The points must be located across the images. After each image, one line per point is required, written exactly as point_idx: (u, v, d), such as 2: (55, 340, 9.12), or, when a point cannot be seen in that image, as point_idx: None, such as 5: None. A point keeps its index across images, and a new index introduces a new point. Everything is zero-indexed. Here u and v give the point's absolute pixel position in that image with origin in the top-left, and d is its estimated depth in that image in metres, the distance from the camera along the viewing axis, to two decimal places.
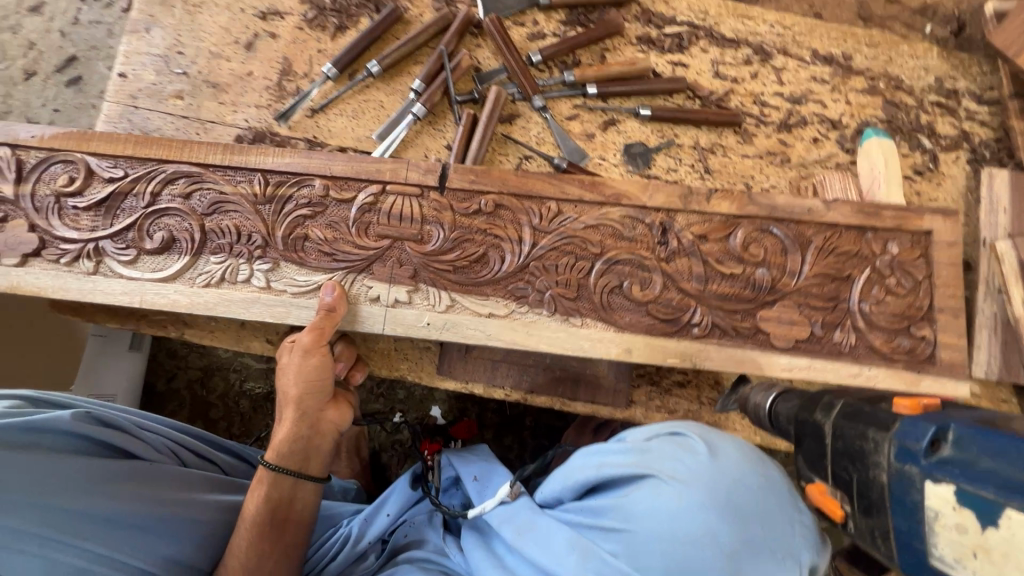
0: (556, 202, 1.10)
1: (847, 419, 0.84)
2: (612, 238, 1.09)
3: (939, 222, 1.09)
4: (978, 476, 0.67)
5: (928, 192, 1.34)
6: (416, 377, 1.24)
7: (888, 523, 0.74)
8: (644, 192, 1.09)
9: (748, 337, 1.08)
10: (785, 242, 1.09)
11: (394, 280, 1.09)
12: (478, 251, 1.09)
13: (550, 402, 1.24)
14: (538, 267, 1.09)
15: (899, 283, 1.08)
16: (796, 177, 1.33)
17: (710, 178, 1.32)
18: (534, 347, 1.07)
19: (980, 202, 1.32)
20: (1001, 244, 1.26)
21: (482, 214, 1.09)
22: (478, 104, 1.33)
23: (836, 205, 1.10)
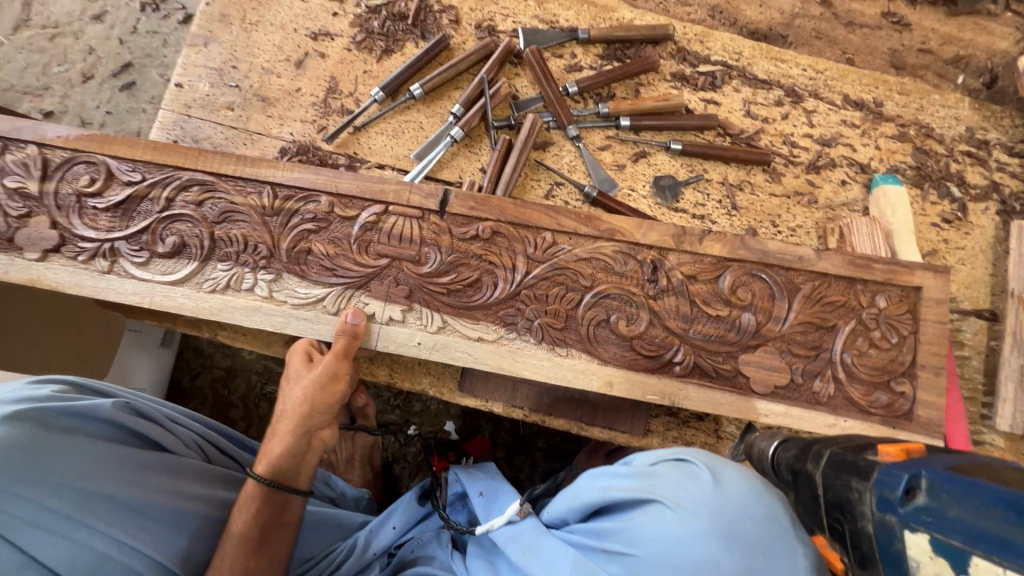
0: (552, 233, 1.10)
1: (833, 469, 0.86)
2: (603, 272, 1.10)
3: (930, 278, 1.09)
4: (951, 525, 0.67)
5: (955, 240, 1.35)
6: (438, 394, 1.26)
7: (880, 574, 0.75)
8: (638, 231, 1.09)
9: (727, 379, 1.10)
10: (773, 288, 1.09)
11: (390, 299, 1.10)
12: (472, 276, 1.10)
13: (567, 425, 1.25)
14: (528, 296, 1.10)
15: (884, 337, 1.08)
16: (822, 218, 1.35)
17: (737, 214, 1.34)
18: (517, 373, 1.08)
19: (1009, 253, 1.32)
20: None
21: (479, 240, 1.10)
22: (513, 130, 1.37)
23: (826, 255, 1.09)
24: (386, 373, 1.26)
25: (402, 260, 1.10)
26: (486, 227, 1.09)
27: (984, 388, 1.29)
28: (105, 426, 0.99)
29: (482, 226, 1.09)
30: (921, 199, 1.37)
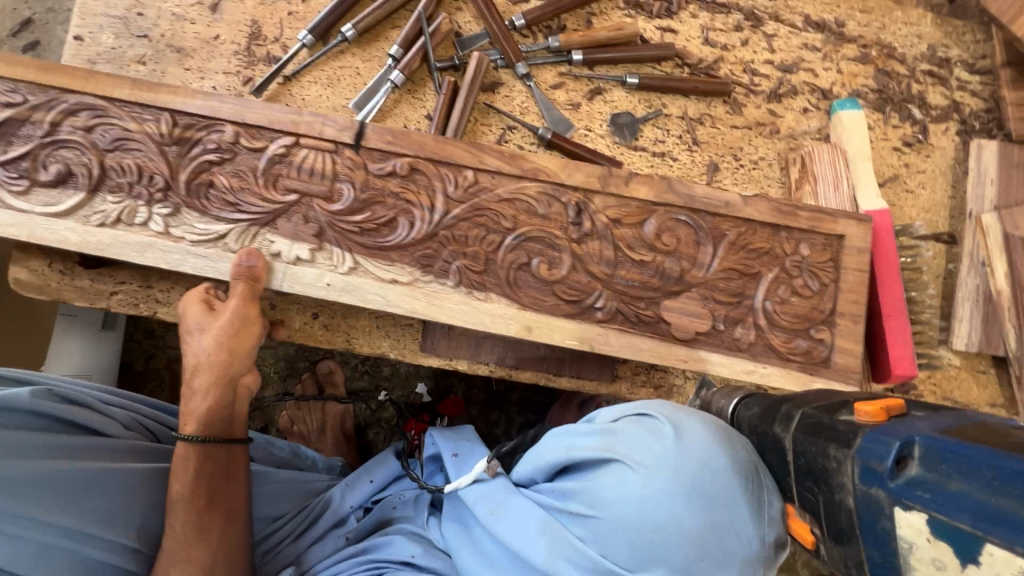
0: (474, 171, 1.05)
1: (807, 434, 0.77)
2: (526, 214, 1.06)
3: (853, 227, 1.09)
4: (950, 502, 0.58)
5: (916, 164, 1.33)
6: (399, 355, 1.22)
7: (862, 553, 0.67)
8: (563, 171, 1.06)
9: (650, 325, 1.08)
10: (698, 232, 1.08)
11: (298, 238, 1.04)
12: (387, 216, 1.04)
13: (535, 377, 1.23)
14: (447, 237, 1.05)
15: (805, 285, 1.08)
16: (784, 149, 1.31)
17: (698, 149, 1.29)
18: (433, 316, 1.03)
19: (968, 174, 1.31)
20: (987, 217, 1.27)
21: (396, 177, 1.04)
22: (458, 71, 1.27)
23: (752, 201, 1.08)
24: (343, 339, 1.21)
25: (313, 197, 1.04)
26: (404, 163, 1.04)
27: (942, 311, 1.31)
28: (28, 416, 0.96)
29: (400, 162, 1.04)
30: (883, 124, 1.33)
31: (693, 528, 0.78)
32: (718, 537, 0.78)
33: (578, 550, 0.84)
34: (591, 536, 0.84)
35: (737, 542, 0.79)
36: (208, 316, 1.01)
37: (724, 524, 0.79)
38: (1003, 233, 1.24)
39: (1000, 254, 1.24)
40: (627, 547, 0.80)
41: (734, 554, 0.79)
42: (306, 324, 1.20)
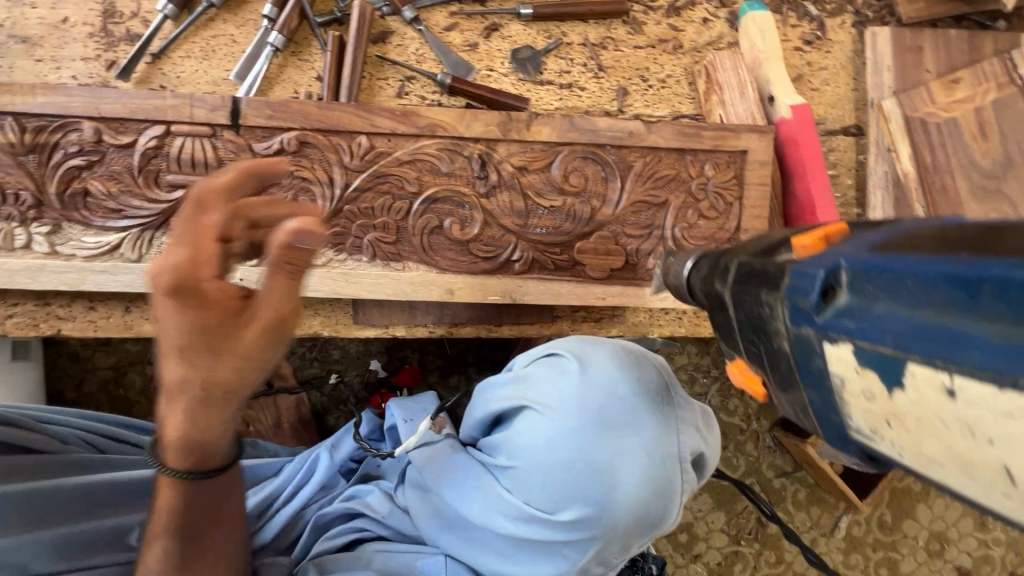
0: (367, 136, 1.03)
1: (739, 282, 0.65)
2: (430, 174, 1.05)
3: (755, 140, 1.10)
4: (876, 325, 0.48)
5: (817, 62, 1.35)
6: (332, 331, 1.18)
7: (803, 396, 0.58)
8: (461, 123, 1.04)
9: (567, 270, 1.10)
10: (605, 169, 1.08)
11: None
12: (286, 197, 1.03)
13: (475, 331, 1.22)
14: (352, 211, 1.05)
15: (710, 207, 1.10)
16: (690, 63, 1.30)
17: (604, 75, 1.27)
18: (354, 294, 1.06)
19: (867, 65, 1.33)
20: (887, 103, 1.30)
21: (287, 153, 1.02)
22: (343, 24, 1.19)
23: (657, 126, 1.08)
24: None
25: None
26: (290, 137, 1.01)
27: (857, 202, 1.35)
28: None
29: (286, 137, 1.01)
30: (782, 25, 1.34)
31: (599, 459, 0.83)
32: (625, 462, 0.83)
33: (505, 499, 0.90)
34: (514, 483, 0.90)
35: (644, 463, 0.84)
36: (194, 321, 0.68)
37: (629, 448, 0.84)
38: (902, 115, 1.28)
39: (902, 136, 1.28)
40: (542, 489, 0.86)
41: (644, 477, 0.84)
42: None
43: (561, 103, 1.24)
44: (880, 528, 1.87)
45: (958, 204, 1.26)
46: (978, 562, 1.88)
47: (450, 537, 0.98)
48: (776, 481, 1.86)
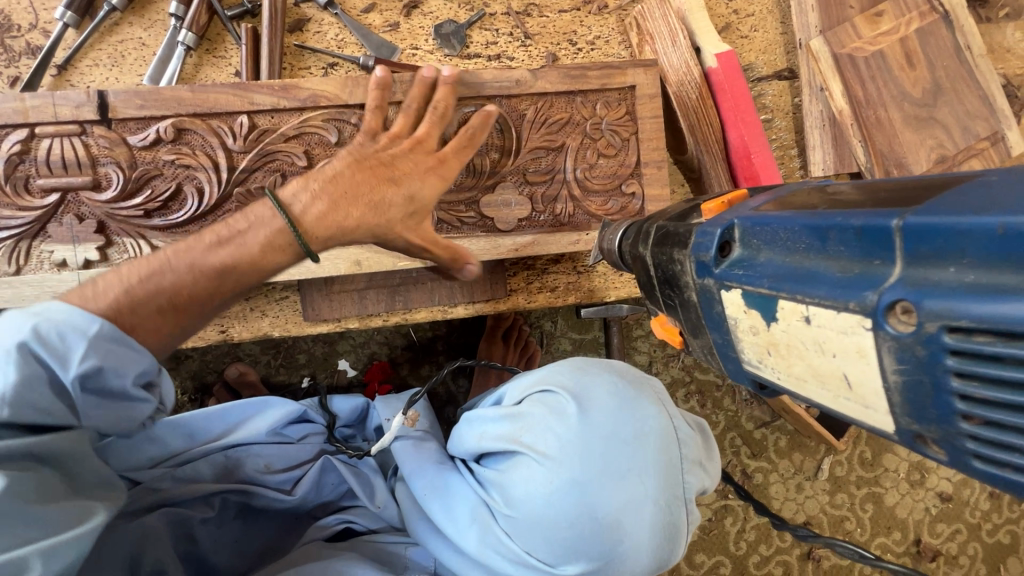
0: (248, 115, 0.97)
1: (659, 244, 0.75)
2: (322, 147, 1.00)
3: (641, 75, 1.05)
4: (757, 271, 0.58)
5: (743, 9, 1.35)
6: (283, 332, 1.15)
7: (708, 339, 0.68)
8: (344, 90, 0.98)
9: (475, 225, 1.05)
10: (500, 118, 1.02)
11: (78, 240, 0.97)
12: (170, 188, 0.97)
13: (430, 314, 1.20)
14: (242, 194, 0.99)
15: (608, 145, 1.06)
16: (617, 22, 1.28)
17: (532, 43, 1.25)
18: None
19: (792, 6, 1.34)
20: (814, 43, 1.30)
21: (165, 142, 0.96)
22: (256, 16, 1.15)
23: (542, 72, 1.03)
24: (216, 329, 1.13)
25: (78, 189, 0.95)
26: (166, 125, 0.95)
27: (796, 143, 1.38)
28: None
29: (161, 125, 0.95)
30: None
31: (604, 512, 0.78)
32: (630, 512, 0.79)
33: (503, 546, 0.84)
34: (513, 531, 0.83)
35: (649, 511, 0.80)
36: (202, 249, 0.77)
37: (634, 498, 0.79)
38: (830, 54, 1.28)
39: (833, 75, 1.28)
40: (545, 541, 0.80)
41: (649, 525, 0.80)
42: None
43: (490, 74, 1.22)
44: (861, 465, 1.91)
45: (894, 135, 1.28)
46: (958, 486, 1.93)
47: (442, 547, 0.91)
48: (756, 432, 1.89)
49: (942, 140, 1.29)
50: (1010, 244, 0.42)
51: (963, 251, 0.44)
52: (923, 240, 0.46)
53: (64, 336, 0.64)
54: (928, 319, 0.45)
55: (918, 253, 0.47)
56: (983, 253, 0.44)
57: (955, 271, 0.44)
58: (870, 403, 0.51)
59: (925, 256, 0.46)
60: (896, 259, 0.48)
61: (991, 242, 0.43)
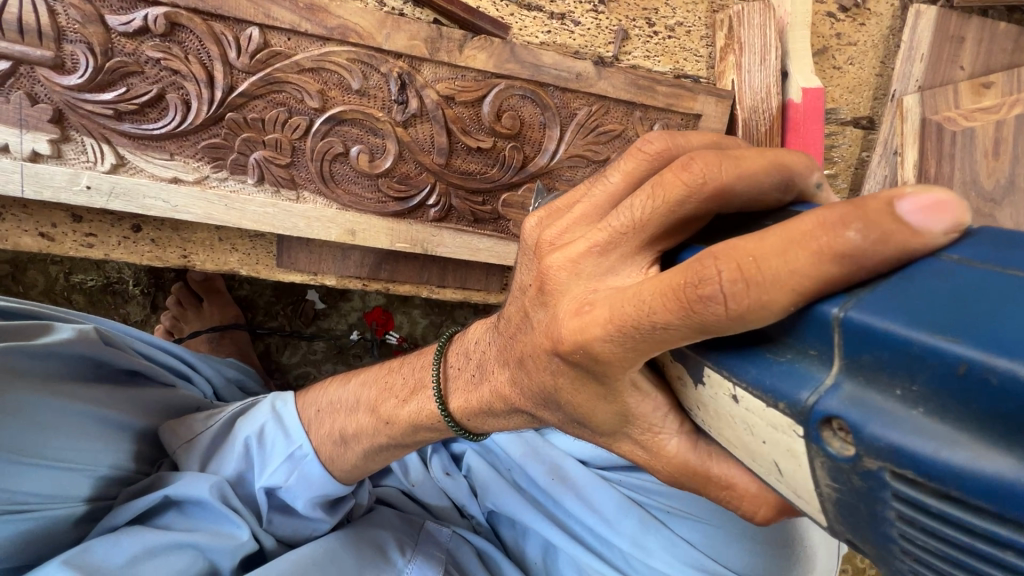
0: (261, 28, 0.87)
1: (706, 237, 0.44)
2: (338, 89, 0.92)
3: (711, 105, 1.02)
4: (787, 371, 0.35)
5: (848, 34, 1.16)
6: (253, 272, 1.04)
7: (678, 383, 0.47)
8: (380, 31, 0.90)
9: (490, 222, 1.03)
10: (543, 114, 0.97)
11: (27, 125, 0.86)
12: (150, 91, 0.88)
13: (415, 290, 1.10)
14: (236, 120, 0.91)
15: None
16: (708, 11, 1.09)
17: (604, 11, 1.06)
18: (235, 222, 0.95)
19: (901, 47, 1.15)
20: (909, 100, 1.15)
21: (154, 35, 0.85)
22: None
23: (607, 72, 0.97)
24: (178, 253, 1.01)
25: (35, 63, 0.83)
26: (157, 14, 0.83)
27: None
28: (64, 359, 0.79)
29: (151, 13, 0.83)
30: None
31: None
32: None
33: None
34: None
35: None
36: (379, 399, 0.77)
37: None
38: (920, 117, 1.15)
39: (915, 141, 1.15)
40: None
41: None
42: (125, 241, 0.99)
43: (549, 36, 1.04)
44: None
45: None
46: None
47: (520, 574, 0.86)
48: None
49: None
50: (977, 390, 0.27)
51: (916, 376, 0.29)
52: (870, 348, 0.31)
53: (277, 439, 0.83)
54: (867, 454, 0.30)
55: None
56: (943, 391, 0.28)
57: (905, 402, 0.29)
58: (798, 491, 0.38)
59: (868, 367, 0.31)
60: (834, 359, 0.33)
61: (950, 382, 0.28)
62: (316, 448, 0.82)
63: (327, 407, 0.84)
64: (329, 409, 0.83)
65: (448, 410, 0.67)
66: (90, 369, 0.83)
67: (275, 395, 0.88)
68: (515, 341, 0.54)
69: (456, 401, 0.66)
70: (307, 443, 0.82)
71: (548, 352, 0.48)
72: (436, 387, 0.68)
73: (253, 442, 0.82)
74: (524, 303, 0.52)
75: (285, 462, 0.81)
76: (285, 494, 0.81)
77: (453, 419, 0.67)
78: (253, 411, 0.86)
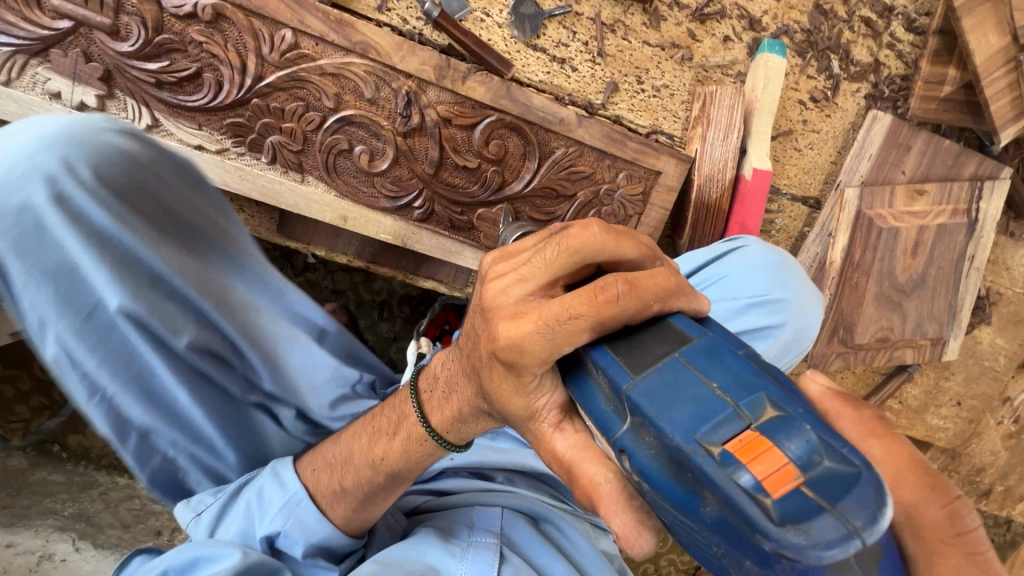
0: (294, 32, 0.99)
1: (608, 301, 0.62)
2: (352, 95, 1.05)
3: (671, 165, 1.15)
4: (604, 415, 0.56)
5: (813, 122, 1.30)
6: (255, 233, 1.20)
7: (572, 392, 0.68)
8: (396, 52, 1.02)
9: (463, 230, 1.19)
10: (526, 147, 1.11)
11: (78, 78, 1.00)
12: (190, 68, 1.01)
13: (391, 273, 1.28)
14: (260, 105, 1.04)
15: (611, 215, 1.18)
16: (692, 79, 1.22)
17: (601, 63, 1.18)
18: (245, 192, 1.10)
19: (854, 144, 1.30)
20: (849, 192, 1.30)
21: (199, 21, 0.98)
22: None
23: (587, 122, 1.10)
24: None
25: (94, 27, 0.96)
26: (206, 4, 0.96)
27: None
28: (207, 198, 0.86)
29: (200, 3, 0.96)
30: (799, 71, 1.26)
31: None
32: None
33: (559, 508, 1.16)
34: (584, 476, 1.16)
35: None
36: (370, 444, 0.93)
37: None
38: (856, 209, 1.30)
39: (846, 227, 1.30)
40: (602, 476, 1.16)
41: None
42: None
43: (547, 76, 1.17)
44: None
45: (859, 304, 1.36)
46: None
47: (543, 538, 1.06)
48: None
49: (894, 324, 1.40)
50: (668, 452, 0.48)
51: (649, 437, 0.50)
52: (634, 415, 0.51)
53: (275, 490, 0.96)
54: (634, 473, 0.53)
55: (705, 487, 0.46)
56: (658, 450, 0.49)
57: (646, 450, 0.50)
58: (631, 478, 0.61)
59: (633, 426, 0.51)
60: (623, 415, 0.53)
61: (660, 446, 0.48)
62: (316, 496, 0.96)
63: (323, 465, 0.98)
64: (324, 466, 0.97)
65: (430, 426, 0.85)
66: (201, 195, 0.86)
67: (277, 459, 1.02)
68: (471, 355, 0.71)
69: (435, 419, 0.85)
70: (301, 490, 0.96)
71: (488, 353, 0.63)
72: (418, 410, 0.86)
73: (254, 496, 0.95)
74: (475, 350, 0.68)
75: (282, 509, 0.95)
76: (286, 537, 0.96)
77: (435, 432, 0.85)
78: (256, 473, 1.00)
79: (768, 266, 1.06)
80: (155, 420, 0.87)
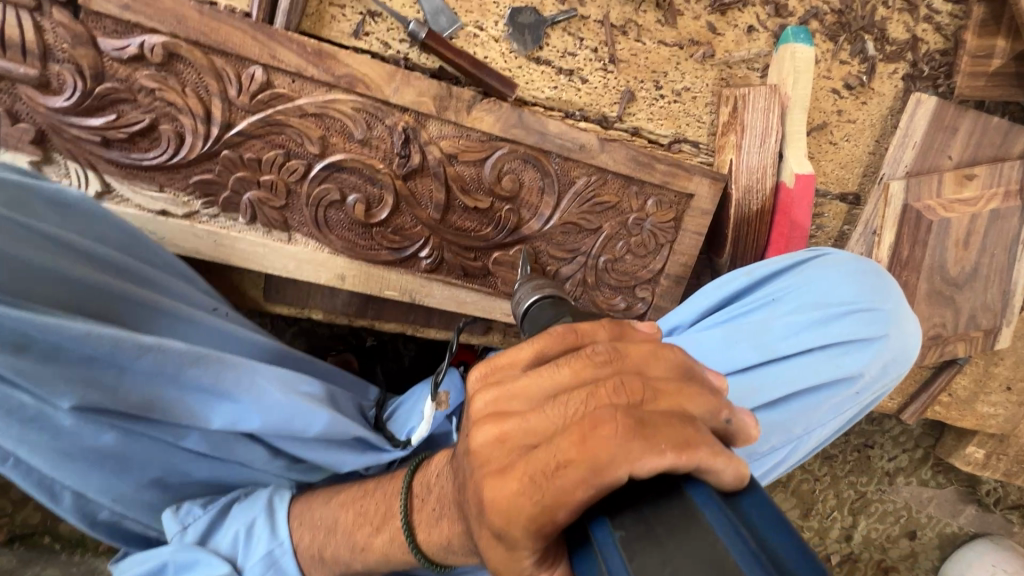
0: (264, 68, 0.84)
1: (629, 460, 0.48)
2: (340, 137, 0.90)
3: (704, 185, 1.03)
4: None
5: (849, 111, 1.17)
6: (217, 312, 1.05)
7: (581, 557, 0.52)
8: (389, 84, 0.87)
9: (477, 277, 1.05)
10: (544, 181, 0.98)
11: (6, 142, 0.83)
12: (141, 122, 0.85)
13: (399, 328, 1.14)
14: (232, 158, 0.89)
15: (641, 244, 1.06)
16: (716, 79, 1.08)
17: (613, 71, 1.04)
18: (223, 258, 0.96)
19: (896, 131, 1.17)
20: (895, 185, 1.18)
21: (150, 64, 0.82)
22: None
23: (610, 146, 0.97)
24: None
25: (18, 80, 0.80)
26: (155, 43, 0.80)
27: None
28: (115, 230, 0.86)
29: (147, 42, 0.80)
30: (831, 56, 1.13)
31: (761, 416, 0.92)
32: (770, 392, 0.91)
33: None
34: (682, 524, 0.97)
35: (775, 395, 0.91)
36: (360, 518, 0.81)
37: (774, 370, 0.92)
38: (902, 203, 1.18)
39: (893, 223, 1.18)
40: None
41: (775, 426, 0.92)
42: None
43: (555, 92, 1.02)
44: None
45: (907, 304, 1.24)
46: None
47: None
48: None
49: (946, 321, 1.27)
50: None
51: None
52: None
53: (263, 535, 0.83)
54: None
55: None
56: None
57: None
58: None
59: None
60: None
61: None
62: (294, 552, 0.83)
63: (309, 522, 0.84)
64: (309, 524, 0.83)
65: (415, 541, 0.72)
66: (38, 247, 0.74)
67: (273, 488, 0.90)
68: (461, 496, 0.59)
69: (424, 535, 0.72)
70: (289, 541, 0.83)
71: (474, 513, 0.51)
72: (403, 519, 0.73)
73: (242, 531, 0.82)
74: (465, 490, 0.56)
75: (264, 558, 0.82)
76: None
77: (421, 550, 0.72)
78: (251, 498, 0.88)
79: (860, 273, 0.96)
80: (79, 479, 0.77)
